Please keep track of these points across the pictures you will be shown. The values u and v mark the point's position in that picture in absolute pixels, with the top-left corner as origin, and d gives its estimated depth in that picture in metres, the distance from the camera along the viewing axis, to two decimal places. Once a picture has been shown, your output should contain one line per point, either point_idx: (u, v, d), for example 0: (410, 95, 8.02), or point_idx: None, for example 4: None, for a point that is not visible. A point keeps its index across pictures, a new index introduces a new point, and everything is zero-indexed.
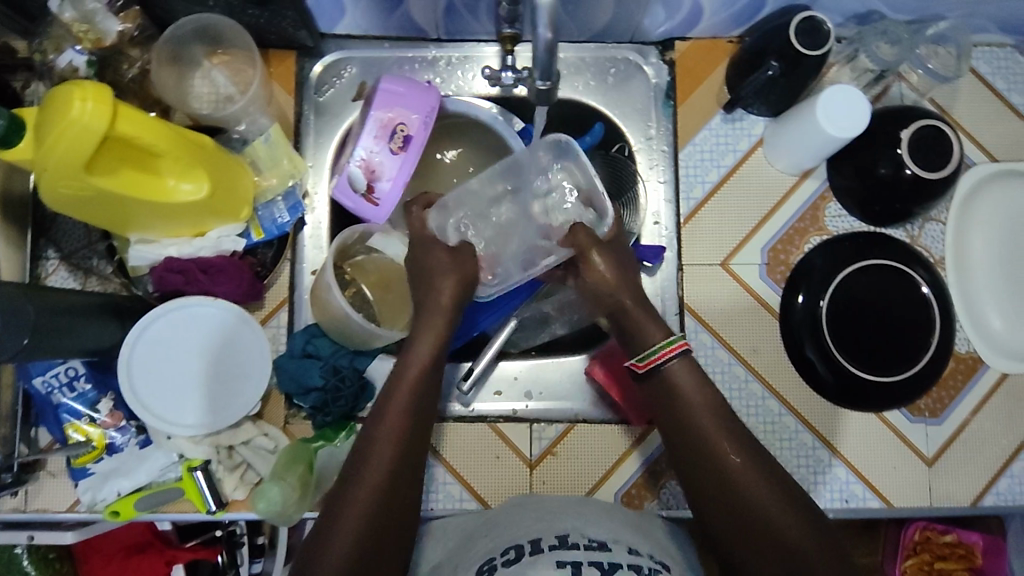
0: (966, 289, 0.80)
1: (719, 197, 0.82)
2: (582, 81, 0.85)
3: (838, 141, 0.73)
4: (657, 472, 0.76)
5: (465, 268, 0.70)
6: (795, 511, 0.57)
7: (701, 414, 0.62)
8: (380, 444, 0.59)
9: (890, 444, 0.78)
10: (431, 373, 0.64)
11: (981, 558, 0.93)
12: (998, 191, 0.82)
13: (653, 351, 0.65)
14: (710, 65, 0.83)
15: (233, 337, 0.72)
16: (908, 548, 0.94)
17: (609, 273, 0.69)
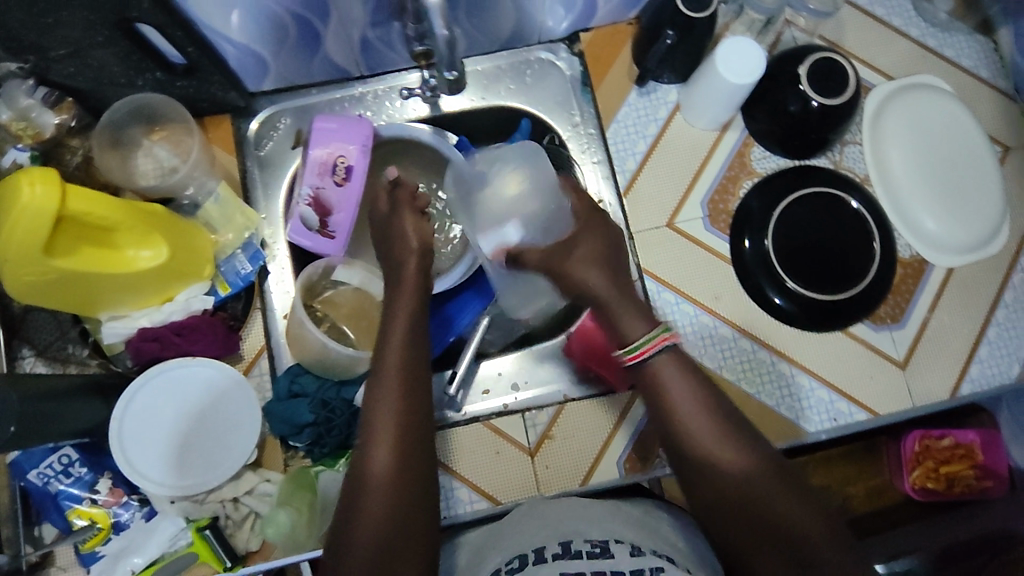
0: (897, 201, 0.85)
1: (651, 164, 0.87)
2: (503, 86, 0.90)
3: (743, 89, 0.80)
4: (644, 448, 0.78)
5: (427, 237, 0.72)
6: (786, 493, 0.58)
7: (689, 403, 0.60)
8: (375, 452, 0.58)
9: (862, 357, 0.81)
10: (409, 357, 0.63)
11: (981, 452, 0.96)
12: (905, 104, 0.87)
13: (641, 344, 0.61)
14: (616, 48, 0.89)
15: (219, 391, 0.73)
16: (911, 460, 0.97)
17: (589, 271, 0.65)
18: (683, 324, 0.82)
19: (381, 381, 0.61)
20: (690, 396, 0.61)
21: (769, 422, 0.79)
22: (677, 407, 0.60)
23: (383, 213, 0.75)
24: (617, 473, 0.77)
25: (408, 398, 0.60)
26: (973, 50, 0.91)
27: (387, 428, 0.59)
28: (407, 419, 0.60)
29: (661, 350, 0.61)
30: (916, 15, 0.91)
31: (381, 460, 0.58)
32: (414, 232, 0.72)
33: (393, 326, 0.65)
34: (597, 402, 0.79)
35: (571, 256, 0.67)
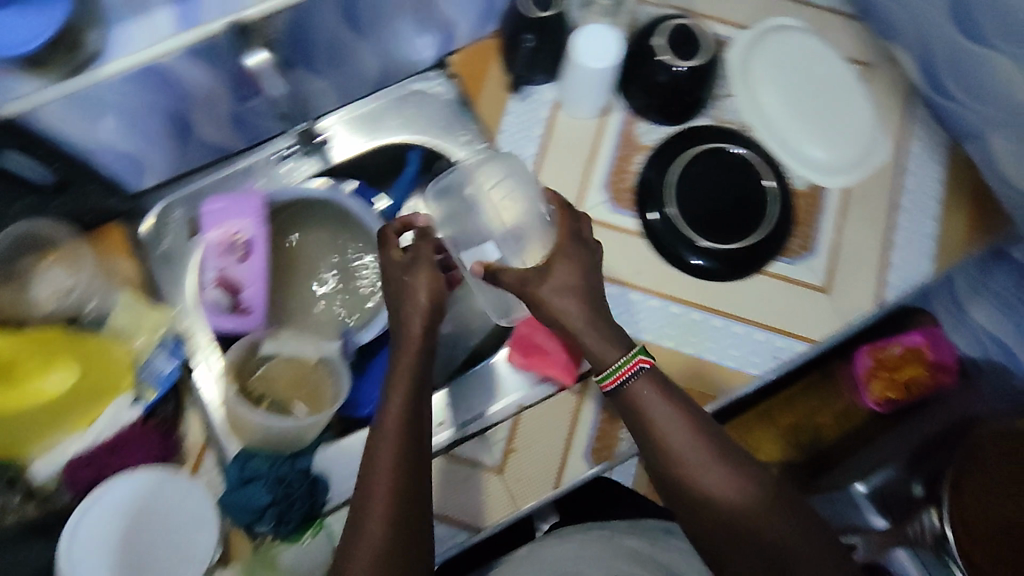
0: (782, 140, 0.89)
1: (546, 162, 0.88)
2: (386, 124, 0.91)
3: (603, 73, 0.82)
4: (610, 425, 0.79)
5: (435, 291, 0.67)
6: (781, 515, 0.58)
7: (679, 432, 0.61)
8: (362, 553, 0.56)
9: (789, 292, 0.84)
10: (396, 446, 0.61)
11: (929, 351, 1.00)
12: (763, 50, 0.92)
13: (616, 369, 0.63)
14: (483, 65, 0.91)
15: (166, 499, 0.70)
16: (867, 376, 1.01)
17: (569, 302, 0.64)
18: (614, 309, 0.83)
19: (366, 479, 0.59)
20: (680, 427, 0.61)
21: (713, 374, 0.81)
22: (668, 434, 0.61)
23: (399, 265, 0.69)
24: (586, 462, 0.78)
25: (393, 490, 0.59)
26: None
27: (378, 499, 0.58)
28: (396, 490, 0.58)
29: (640, 371, 0.63)
30: None
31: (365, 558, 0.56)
32: (425, 290, 0.67)
33: (388, 405, 0.63)
34: (553, 403, 0.80)
35: (545, 282, 0.65)
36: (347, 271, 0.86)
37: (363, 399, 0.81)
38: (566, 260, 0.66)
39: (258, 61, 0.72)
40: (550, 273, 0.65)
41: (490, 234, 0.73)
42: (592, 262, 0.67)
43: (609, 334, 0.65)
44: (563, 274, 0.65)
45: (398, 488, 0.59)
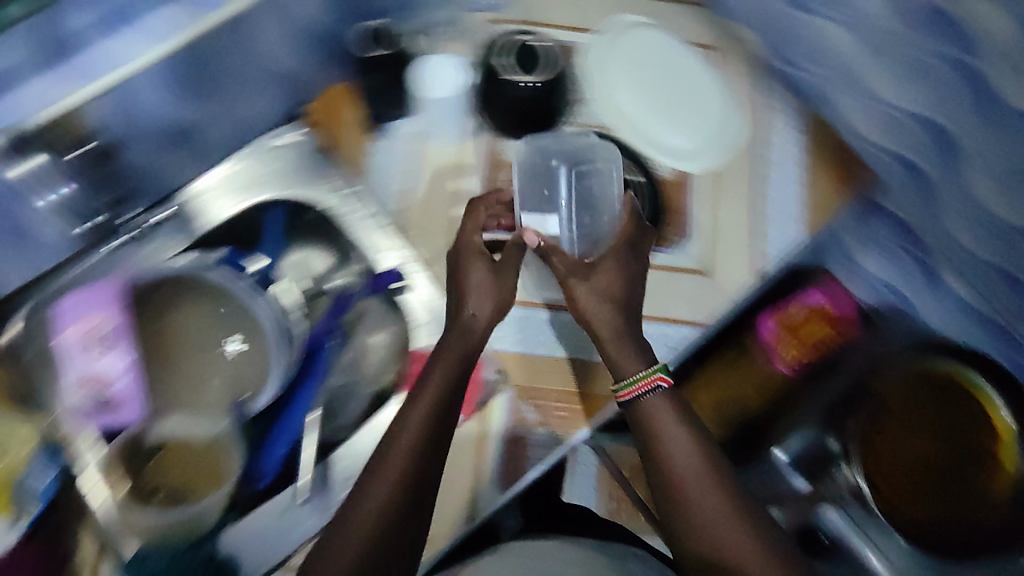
0: (644, 135, 0.91)
1: (416, 195, 0.88)
2: (250, 185, 0.88)
3: (445, 104, 0.87)
4: (515, 445, 0.82)
5: (501, 295, 0.79)
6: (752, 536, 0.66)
7: (677, 446, 0.70)
8: (349, 537, 0.63)
9: (669, 281, 0.89)
10: (414, 456, 0.67)
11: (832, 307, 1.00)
12: (610, 51, 0.94)
13: (633, 384, 0.74)
14: (339, 108, 0.89)
15: None
16: (776, 342, 1.02)
17: (592, 303, 0.79)
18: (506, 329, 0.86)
19: (379, 473, 0.66)
20: (682, 441, 0.71)
21: (599, 376, 0.84)
22: (665, 441, 0.71)
23: (466, 247, 0.81)
24: (495, 484, 0.81)
25: (400, 489, 0.65)
26: None
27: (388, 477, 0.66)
28: (409, 473, 0.66)
29: (655, 388, 0.74)
30: None
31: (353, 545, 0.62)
32: (485, 301, 0.78)
33: (414, 411, 0.70)
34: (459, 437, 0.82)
35: (590, 277, 0.80)
36: (234, 363, 0.81)
37: (260, 471, 0.79)
38: (611, 269, 0.80)
39: (37, 166, 0.67)
40: (594, 273, 0.80)
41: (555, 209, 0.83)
42: (633, 274, 0.81)
43: (631, 345, 0.77)
44: (604, 277, 0.80)
45: (407, 485, 0.66)
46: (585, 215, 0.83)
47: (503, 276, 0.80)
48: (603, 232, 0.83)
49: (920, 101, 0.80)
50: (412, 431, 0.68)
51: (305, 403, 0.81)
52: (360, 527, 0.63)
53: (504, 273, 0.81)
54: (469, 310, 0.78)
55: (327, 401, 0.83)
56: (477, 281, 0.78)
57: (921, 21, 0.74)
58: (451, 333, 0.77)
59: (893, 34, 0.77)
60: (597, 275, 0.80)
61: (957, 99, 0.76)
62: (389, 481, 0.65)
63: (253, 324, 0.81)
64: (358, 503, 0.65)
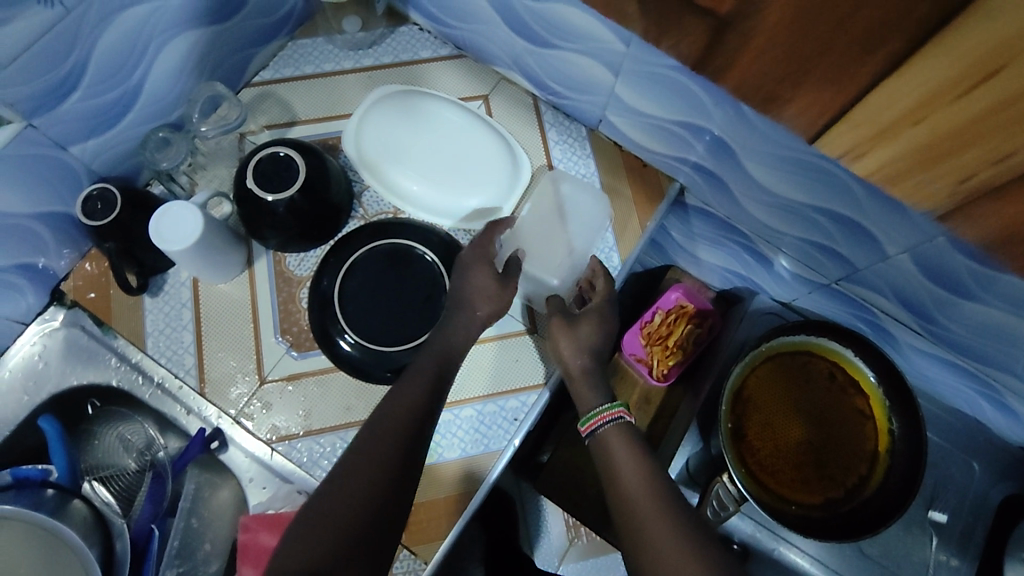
0: (437, 207, 0.91)
1: (208, 342, 0.82)
2: (22, 390, 0.80)
3: (201, 245, 0.76)
4: None
5: (504, 298, 0.82)
6: (688, 531, 0.65)
7: (623, 459, 0.73)
8: (335, 505, 0.63)
9: (499, 352, 0.87)
10: (406, 435, 0.69)
11: (690, 306, 1.05)
12: (379, 128, 0.91)
13: (594, 416, 0.78)
14: (103, 277, 0.83)
15: None
16: (647, 350, 1.04)
17: (564, 338, 0.83)
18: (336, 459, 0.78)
19: (372, 446, 0.68)
20: (630, 458, 0.73)
21: (440, 474, 0.82)
22: (615, 459, 0.74)
23: (480, 252, 0.84)
24: None
25: (386, 464, 0.66)
26: (405, 42, 0.97)
27: (378, 445, 0.68)
28: (398, 441, 0.68)
29: (616, 417, 0.78)
30: (338, 51, 0.95)
31: (339, 512, 0.62)
32: (484, 301, 0.81)
33: (407, 393, 0.72)
34: None
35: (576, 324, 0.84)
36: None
37: None
38: (598, 320, 0.85)
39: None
40: (579, 323, 0.84)
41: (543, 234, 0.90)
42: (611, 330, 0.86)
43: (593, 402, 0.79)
44: (586, 326, 0.84)
45: (392, 465, 0.67)
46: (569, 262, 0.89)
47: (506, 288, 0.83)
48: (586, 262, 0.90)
49: (676, 111, 0.78)
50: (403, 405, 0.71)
51: None
52: (344, 496, 0.63)
53: (506, 281, 0.83)
54: (476, 309, 0.81)
55: None
56: (482, 286, 0.81)
57: (642, 42, 0.70)
58: (459, 314, 0.80)
59: (624, 56, 0.75)
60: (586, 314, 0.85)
61: (701, 102, 0.74)
62: (381, 453, 0.67)
63: (62, 543, 0.73)
64: (345, 474, 0.65)
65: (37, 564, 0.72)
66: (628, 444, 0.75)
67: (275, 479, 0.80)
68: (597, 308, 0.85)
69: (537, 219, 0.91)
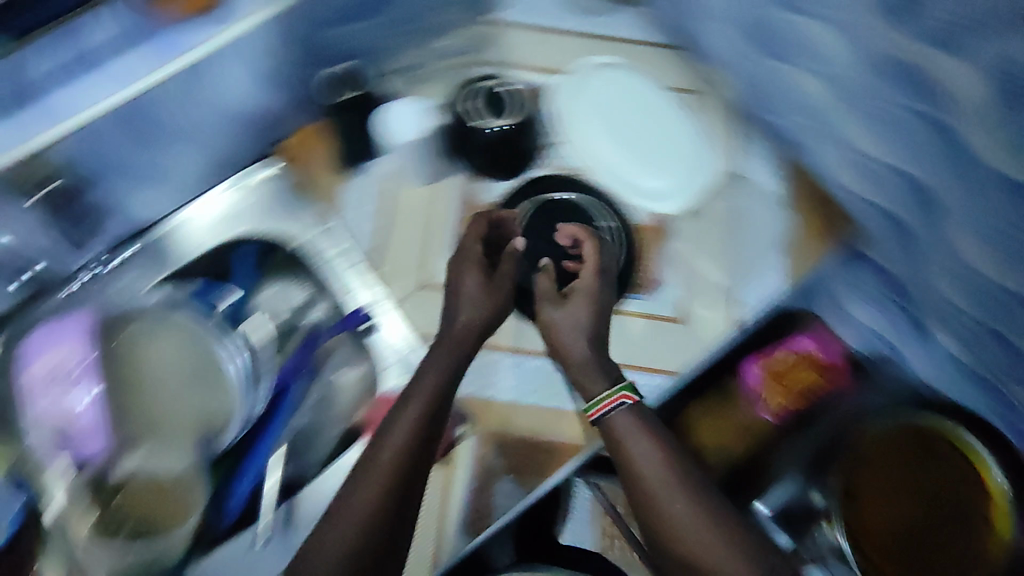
0: (615, 176, 0.91)
1: (389, 236, 0.90)
2: (226, 221, 0.91)
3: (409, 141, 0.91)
4: (483, 484, 0.80)
5: (497, 296, 0.77)
6: (717, 528, 0.60)
7: (645, 454, 0.65)
8: (359, 495, 0.61)
9: (643, 327, 0.86)
10: (426, 419, 0.66)
11: (818, 354, 1.03)
12: (582, 92, 0.94)
13: (597, 403, 0.69)
14: (316, 148, 0.91)
15: None
16: (764, 384, 1.02)
17: (558, 320, 0.76)
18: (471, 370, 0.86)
19: (389, 434, 0.65)
20: (650, 451, 0.65)
21: (529, 416, 0.83)
22: (632, 446, 0.65)
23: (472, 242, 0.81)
24: (459, 524, 0.78)
25: (408, 449, 0.64)
26: (631, 20, 0.99)
27: (395, 431, 0.65)
28: (418, 430, 0.65)
29: (621, 406, 0.68)
30: (565, 13, 0.98)
31: (363, 506, 0.61)
32: (469, 304, 0.75)
33: (428, 369, 0.70)
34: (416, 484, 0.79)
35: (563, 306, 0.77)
36: (195, 394, 0.81)
37: (224, 509, 0.80)
38: (586, 300, 0.76)
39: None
40: (567, 303, 0.77)
41: (716, 234, 0.90)
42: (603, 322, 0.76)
43: None
44: (575, 310, 0.76)
45: (416, 449, 0.64)
46: (730, 266, 0.89)
47: (486, 284, 0.77)
48: (750, 272, 0.89)
49: (898, 158, 0.73)
50: (397, 444, 0.64)
51: (272, 435, 0.81)
52: (365, 488, 0.61)
53: (500, 279, 0.78)
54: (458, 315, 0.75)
55: (293, 437, 0.83)
56: (471, 287, 0.76)
57: (879, 70, 0.69)
58: (457, 314, 0.75)
59: (851, 79, 0.74)
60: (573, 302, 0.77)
61: (919, 146, 0.70)
62: (401, 436, 0.65)
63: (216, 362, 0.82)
64: (365, 464, 0.63)
65: (201, 377, 0.82)
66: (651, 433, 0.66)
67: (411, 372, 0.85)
68: (585, 288, 0.78)
69: (711, 219, 0.91)
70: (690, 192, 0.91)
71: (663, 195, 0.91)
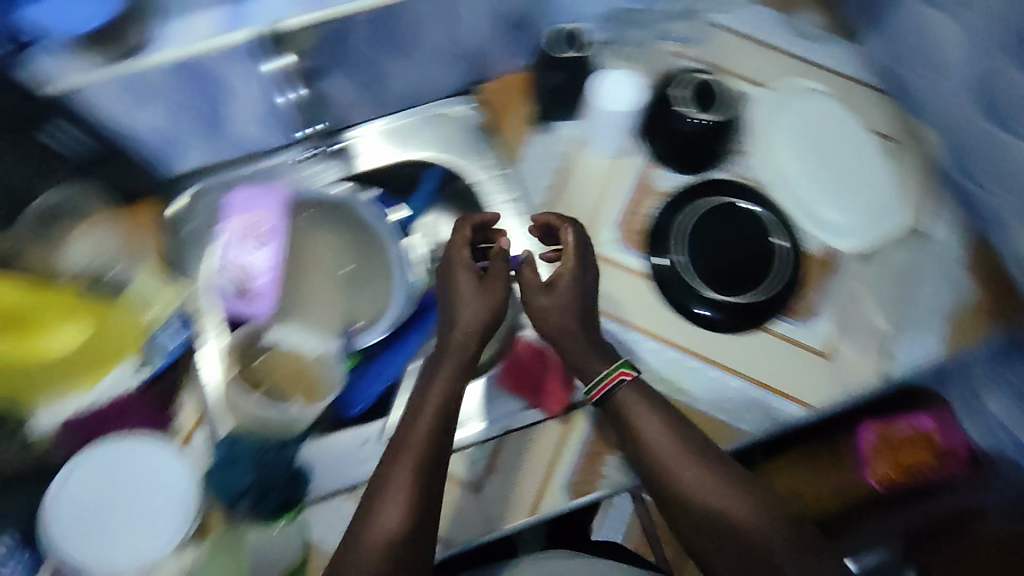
0: (794, 197, 0.90)
1: (561, 196, 0.92)
2: (416, 140, 0.96)
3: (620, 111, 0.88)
4: (596, 453, 0.80)
5: (494, 293, 0.77)
6: (736, 492, 0.64)
7: (650, 424, 0.69)
8: (387, 500, 0.61)
9: (787, 350, 0.85)
10: (437, 431, 0.67)
11: (937, 436, 0.94)
12: (784, 109, 0.94)
13: (602, 379, 0.72)
14: (514, 97, 0.96)
15: (134, 461, 0.73)
16: (869, 453, 0.95)
17: (549, 313, 0.77)
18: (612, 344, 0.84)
19: (406, 445, 0.66)
20: (655, 427, 0.69)
21: None
22: (641, 423, 0.70)
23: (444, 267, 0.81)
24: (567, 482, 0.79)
25: (427, 460, 0.65)
26: (848, 56, 0.98)
27: (408, 443, 0.66)
28: (431, 442, 0.66)
29: (619, 381, 0.72)
30: (784, 32, 0.98)
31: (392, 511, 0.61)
32: (471, 305, 0.76)
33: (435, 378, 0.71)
34: (535, 430, 0.83)
35: (553, 294, 0.78)
36: (349, 292, 0.89)
37: (353, 400, 0.86)
38: (571, 284, 0.78)
39: (284, 64, 0.76)
40: (554, 291, 0.78)
41: (885, 281, 0.88)
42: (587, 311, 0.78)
43: None
44: (563, 297, 0.78)
45: (434, 461, 0.65)
46: (894, 317, 0.86)
47: (465, 284, 0.78)
48: (913, 329, 0.86)
49: None
50: (420, 438, 0.66)
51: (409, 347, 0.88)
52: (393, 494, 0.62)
53: (494, 279, 0.79)
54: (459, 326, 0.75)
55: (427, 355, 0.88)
56: (467, 283, 0.77)
57: None
58: (460, 310, 0.76)
59: None
60: (566, 293, 0.78)
61: None
62: (416, 448, 0.65)
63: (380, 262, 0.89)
64: (388, 472, 0.64)
65: (370, 267, 0.89)
66: (651, 406, 0.71)
67: None
68: (568, 271, 0.79)
69: (885, 265, 0.88)
70: (869, 233, 0.88)
71: (840, 227, 0.89)
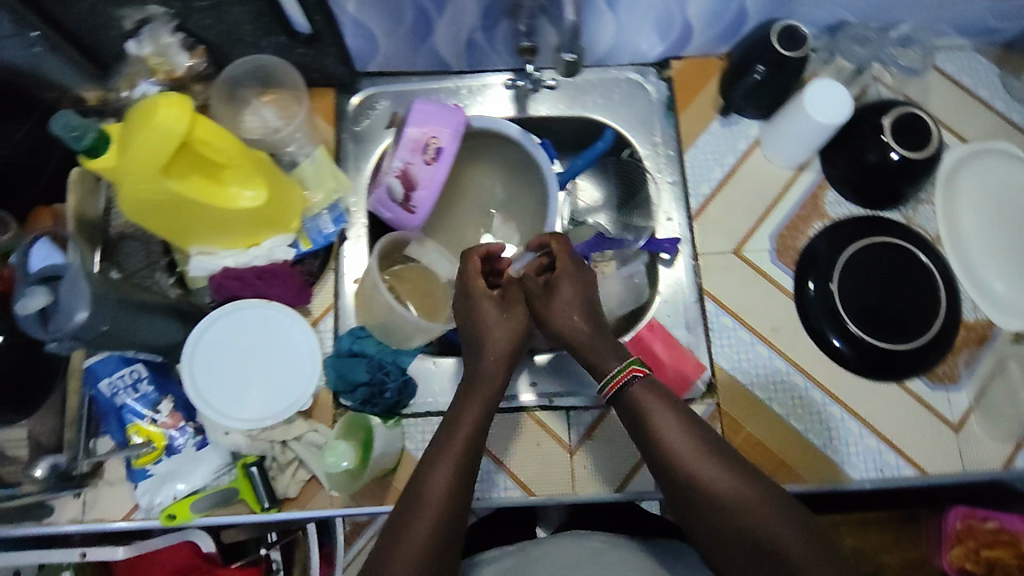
0: (964, 260, 0.86)
1: (724, 193, 0.89)
2: (591, 99, 0.93)
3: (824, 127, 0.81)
4: None
5: (514, 315, 0.69)
6: (766, 499, 0.57)
7: (671, 424, 0.62)
8: (427, 501, 0.58)
9: (915, 411, 0.82)
10: (478, 431, 0.64)
11: None
12: (980, 167, 0.88)
13: (615, 375, 0.66)
14: (703, 80, 0.92)
15: (270, 329, 0.77)
16: (951, 538, 0.91)
17: (567, 329, 0.69)
18: (737, 351, 0.83)
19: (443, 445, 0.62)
20: (673, 423, 0.62)
21: (770, 423, 0.80)
22: (660, 427, 0.62)
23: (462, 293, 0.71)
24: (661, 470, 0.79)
25: (464, 463, 0.61)
26: None
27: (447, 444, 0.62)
28: (469, 445, 0.63)
29: (631, 380, 0.65)
30: (1003, 90, 0.92)
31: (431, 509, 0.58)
32: (494, 329, 0.68)
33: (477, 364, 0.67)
34: None
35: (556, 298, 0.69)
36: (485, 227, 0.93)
37: None
38: (571, 282, 0.70)
39: None
40: (555, 294, 0.69)
41: None
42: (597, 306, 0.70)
43: None
44: (565, 296, 0.69)
45: (470, 464, 0.62)
46: None
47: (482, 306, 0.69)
48: None
49: None
50: (462, 440, 0.63)
51: None
52: (431, 492, 0.59)
53: (512, 299, 0.70)
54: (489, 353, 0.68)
55: None
56: (488, 312, 0.69)
57: None
58: (487, 332, 0.68)
59: None
60: (570, 296, 0.69)
61: None
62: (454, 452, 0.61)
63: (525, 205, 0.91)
64: (427, 471, 0.60)
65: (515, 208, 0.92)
66: (668, 404, 0.64)
67: (681, 320, 0.85)
68: (566, 271, 0.70)
69: None
70: None
71: (1007, 305, 0.84)
